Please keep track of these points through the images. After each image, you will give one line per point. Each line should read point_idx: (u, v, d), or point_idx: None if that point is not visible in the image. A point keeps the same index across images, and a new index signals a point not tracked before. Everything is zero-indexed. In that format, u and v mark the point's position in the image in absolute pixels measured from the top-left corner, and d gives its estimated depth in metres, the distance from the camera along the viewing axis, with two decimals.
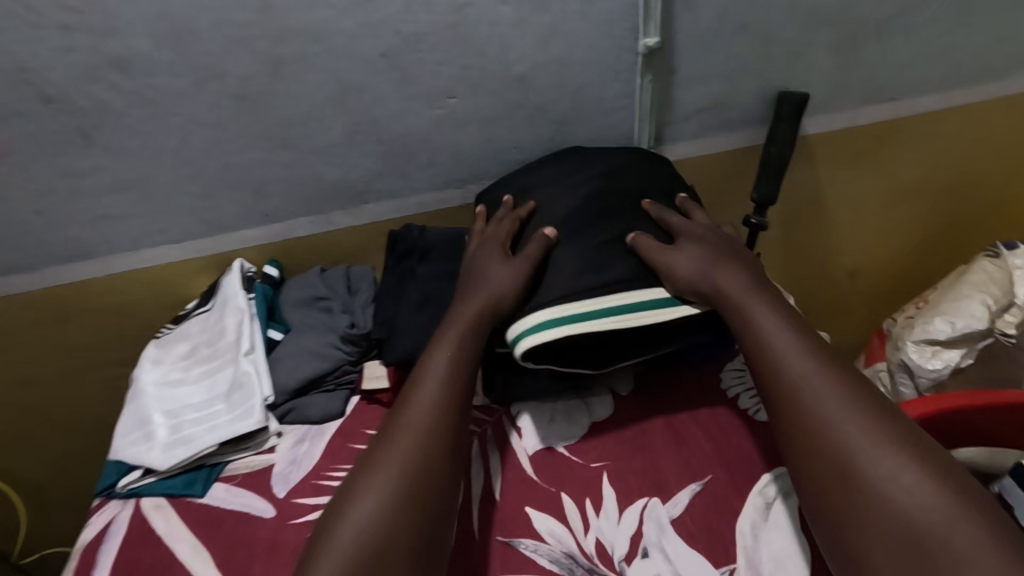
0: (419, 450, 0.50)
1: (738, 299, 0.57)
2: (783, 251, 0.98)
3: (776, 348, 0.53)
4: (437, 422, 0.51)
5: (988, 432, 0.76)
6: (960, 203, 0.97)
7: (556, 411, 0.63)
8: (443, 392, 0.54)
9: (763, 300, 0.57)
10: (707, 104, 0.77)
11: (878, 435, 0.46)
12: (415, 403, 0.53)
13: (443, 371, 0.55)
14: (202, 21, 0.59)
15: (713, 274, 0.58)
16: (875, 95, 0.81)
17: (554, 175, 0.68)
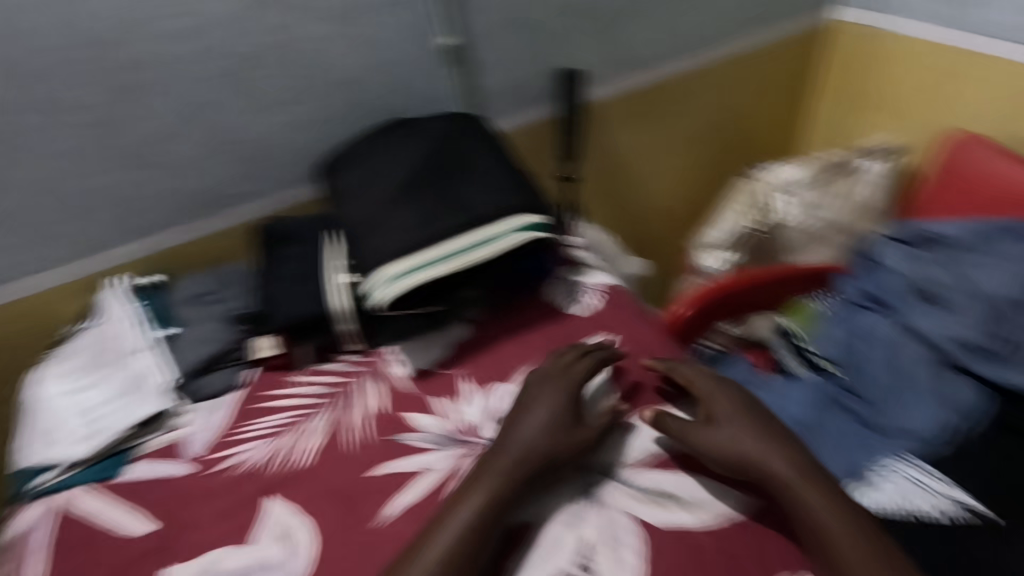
0: (487, 503, 0.56)
1: (786, 481, 0.57)
2: (602, 202, 1.18)
3: (802, 491, 0.56)
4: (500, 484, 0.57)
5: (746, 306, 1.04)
6: (717, 141, 1.25)
7: (423, 341, 0.79)
8: (471, 527, 0.54)
9: (810, 484, 0.57)
10: (507, 86, 0.96)
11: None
12: (484, 470, 0.59)
13: (511, 446, 0.60)
14: (50, 61, 0.68)
15: (759, 446, 0.59)
16: (633, 63, 1.05)
17: (388, 153, 0.83)
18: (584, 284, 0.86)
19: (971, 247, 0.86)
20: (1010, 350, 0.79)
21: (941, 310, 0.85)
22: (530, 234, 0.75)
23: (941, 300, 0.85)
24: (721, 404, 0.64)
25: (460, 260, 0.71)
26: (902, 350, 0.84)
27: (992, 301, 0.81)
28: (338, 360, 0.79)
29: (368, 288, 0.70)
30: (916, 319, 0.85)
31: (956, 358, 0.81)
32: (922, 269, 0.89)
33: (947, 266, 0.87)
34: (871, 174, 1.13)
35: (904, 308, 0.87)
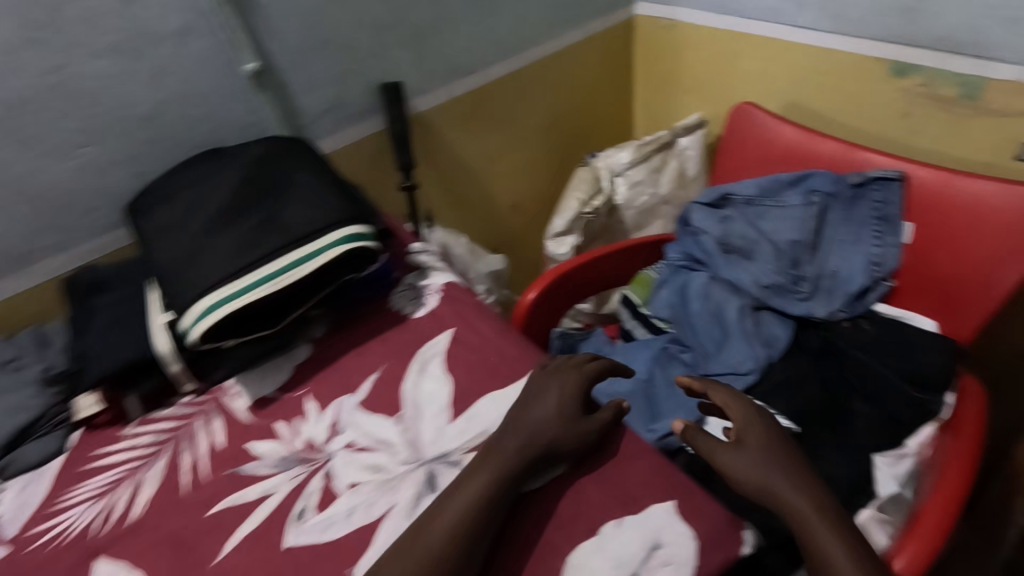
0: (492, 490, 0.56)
1: (801, 510, 0.60)
2: (451, 207, 1.23)
3: (811, 519, 0.59)
4: (509, 474, 0.57)
5: (590, 281, 1.11)
6: (550, 135, 1.34)
7: (265, 369, 0.77)
8: (468, 514, 0.54)
9: (829, 515, 0.59)
10: (329, 104, 0.96)
11: None
12: (493, 456, 0.58)
13: (514, 441, 0.59)
14: None
15: (774, 485, 0.62)
16: (456, 71, 1.09)
17: (201, 183, 0.81)
18: (424, 286, 0.87)
19: (762, 200, 0.97)
20: (801, 284, 0.92)
21: (748, 259, 0.96)
22: (351, 245, 0.74)
23: (748, 250, 0.96)
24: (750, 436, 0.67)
25: (278, 279, 0.70)
26: (723, 299, 0.95)
27: (784, 245, 0.93)
28: (173, 404, 0.75)
29: (184, 321, 0.68)
30: (729, 270, 0.96)
31: (765, 298, 0.93)
32: (728, 226, 0.98)
33: (747, 220, 0.97)
34: (686, 152, 1.25)
35: (719, 263, 0.97)
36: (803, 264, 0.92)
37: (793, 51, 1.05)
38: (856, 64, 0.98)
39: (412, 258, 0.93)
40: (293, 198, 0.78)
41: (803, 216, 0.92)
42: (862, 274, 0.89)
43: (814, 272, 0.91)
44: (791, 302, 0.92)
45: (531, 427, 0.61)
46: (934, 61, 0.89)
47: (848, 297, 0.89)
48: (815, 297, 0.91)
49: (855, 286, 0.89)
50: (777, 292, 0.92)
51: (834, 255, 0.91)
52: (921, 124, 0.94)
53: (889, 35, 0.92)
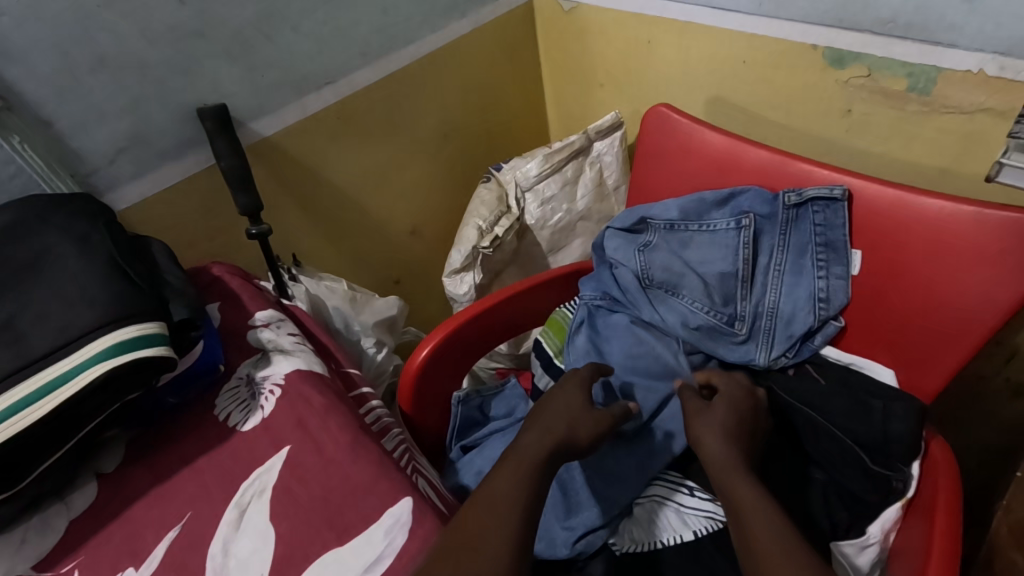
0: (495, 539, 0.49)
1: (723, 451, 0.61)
2: (330, 244, 1.02)
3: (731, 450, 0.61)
4: (515, 519, 0.51)
5: (495, 329, 0.92)
6: (451, 145, 1.13)
7: (28, 529, 0.56)
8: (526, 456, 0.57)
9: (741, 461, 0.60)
10: (125, 141, 0.73)
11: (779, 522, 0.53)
12: (488, 493, 0.53)
13: (502, 486, 0.54)
14: None
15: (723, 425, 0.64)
16: (306, 84, 0.87)
17: None
18: (260, 380, 0.67)
19: (685, 225, 0.79)
20: (737, 327, 0.76)
21: (673, 296, 0.79)
22: (120, 359, 0.54)
23: (673, 285, 0.78)
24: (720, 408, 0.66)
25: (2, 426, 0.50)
26: (650, 346, 0.78)
27: (713, 280, 0.76)
28: None
29: None
30: (654, 310, 0.80)
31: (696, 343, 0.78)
32: (650, 255, 0.80)
33: (670, 249, 0.79)
34: (603, 158, 1.08)
35: (641, 301, 0.81)
36: (737, 303, 0.76)
37: (712, 38, 0.88)
38: (786, 53, 0.81)
39: (257, 342, 0.72)
40: (60, 286, 0.58)
41: (733, 243, 0.76)
42: (806, 314, 0.72)
43: (750, 312, 0.75)
44: (726, 347, 0.77)
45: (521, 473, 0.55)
46: (875, 48, 0.73)
47: (791, 340, 0.73)
48: (755, 341, 0.75)
49: (798, 327, 0.73)
50: (709, 334, 0.77)
51: (772, 289, 0.75)
52: (864, 123, 0.79)
53: (820, 17, 0.76)
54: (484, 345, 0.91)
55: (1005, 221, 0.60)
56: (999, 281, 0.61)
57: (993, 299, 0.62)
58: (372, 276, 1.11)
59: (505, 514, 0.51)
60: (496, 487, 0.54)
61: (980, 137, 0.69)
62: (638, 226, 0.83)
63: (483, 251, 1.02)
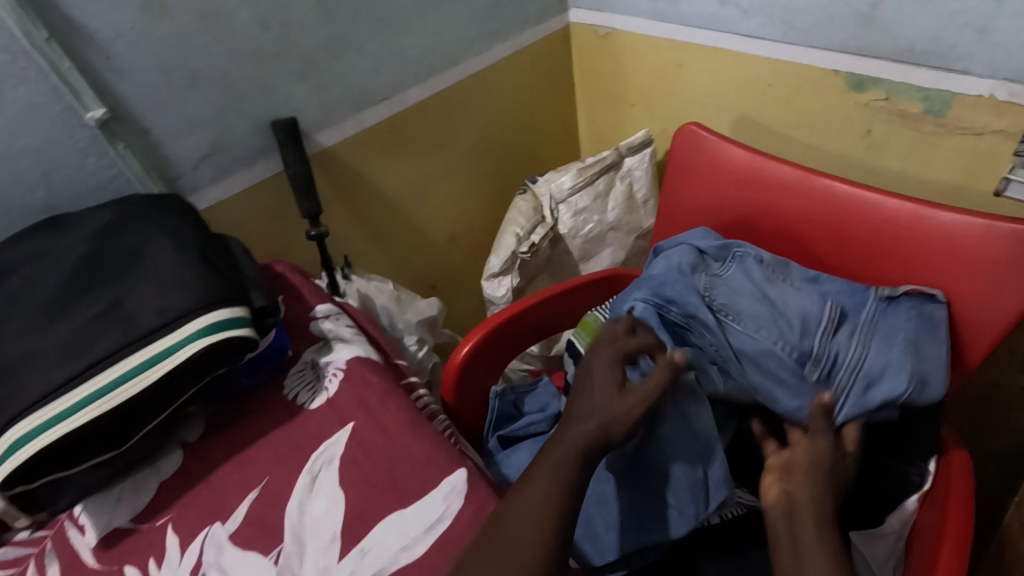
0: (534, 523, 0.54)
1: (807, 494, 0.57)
2: (378, 248, 1.10)
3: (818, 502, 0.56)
4: (556, 502, 0.56)
5: (529, 334, 0.98)
6: (490, 159, 1.21)
7: (124, 488, 0.63)
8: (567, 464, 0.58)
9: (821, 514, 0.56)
10: (207, 149, 0.82)
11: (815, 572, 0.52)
12: (530, 491, 0.56)
13: (546, 477, 0.58)
14: None
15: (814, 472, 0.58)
16: (365, 99, 0.96)
17: (30, 258, 0.67)
18: (322, 365, 0.74)
19: (773, 275, 0.72)
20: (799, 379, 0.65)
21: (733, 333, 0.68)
22: (209, 337, 0.61)
23: (747, 318, 0.68)
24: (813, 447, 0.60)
25: (116, 392, 0.58)
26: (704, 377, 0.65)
27: (798, 321, 0.67)
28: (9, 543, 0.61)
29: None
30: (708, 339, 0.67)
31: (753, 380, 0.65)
32: (719, 282, 0.72)
33: (755, 280, 0.71)
34: (633, 173, 1.15)
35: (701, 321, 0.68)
36: (812, 350, 0.66)
37: (741, 63, 0.95)
38: (810, 77, 0.87)
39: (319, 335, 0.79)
40: (160, 270, 0.66)
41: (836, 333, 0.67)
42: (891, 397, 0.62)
43: (824, 360, 0.65)
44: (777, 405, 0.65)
45: (560, 461, 0.59)
46: (895, 74, 0.79)
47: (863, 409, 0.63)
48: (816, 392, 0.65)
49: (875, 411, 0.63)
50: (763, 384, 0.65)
51: (856, 348, 0.66)
52: (884, 143, 0.84)
53: (842, 44, 0.82)
54: (519, 344, 0.98)
55: (1014, 232, 0.65)
56: (1011, 289, 0.66)
57: (1008, 305, 0.66)
58: (413, 278, 1.19)
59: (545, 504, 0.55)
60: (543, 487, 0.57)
61: (994, 156, 0.75)
62: (718, 253, 0.75)
63: (521, 256, 1.09)
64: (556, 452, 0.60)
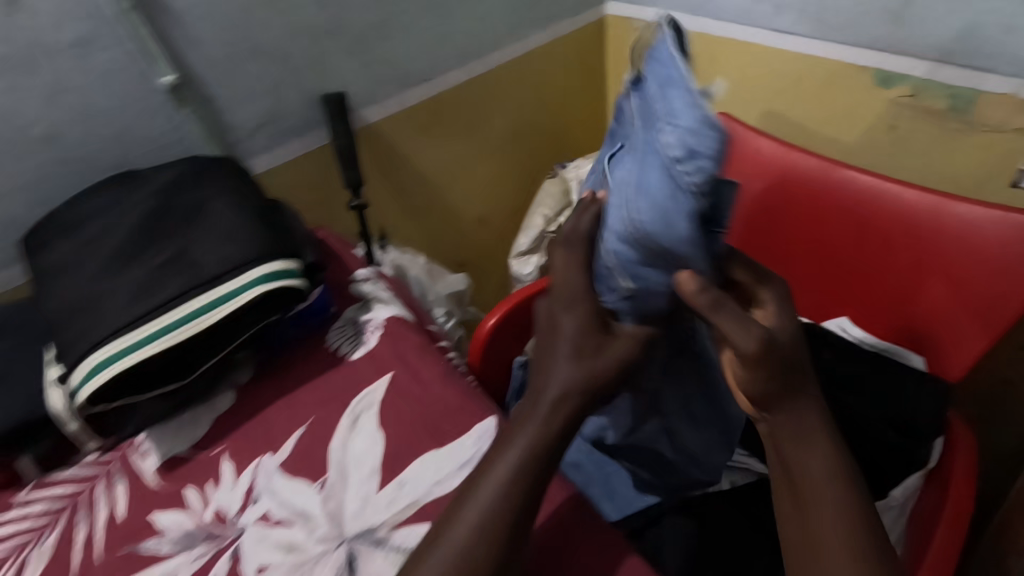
0: (503, 489, 0.50)
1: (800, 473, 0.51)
2: (411, 223, 1.15)
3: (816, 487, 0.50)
4: (538, 460, 0.51)
5: None
6: (522, 143, 1.25)
7: (182, 421, 0.69)
8: (548, 431, 0.52)
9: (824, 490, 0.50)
10: (262, 118, 0.88)
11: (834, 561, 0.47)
12: (498, 471, 0.51)
13: (529, 437, 0.51)
14: None
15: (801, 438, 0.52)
16: (408, 79, 1.01)
17: (103, 206, 0.73)
18: (362, 323, 0.79)
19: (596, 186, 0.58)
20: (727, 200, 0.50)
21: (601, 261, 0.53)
22: (266, 286, 0.66)
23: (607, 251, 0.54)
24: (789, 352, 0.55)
25: (185, 327, 0.63)
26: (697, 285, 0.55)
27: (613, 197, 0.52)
28: (75, 464, 0.67)
29: (79, 378, 0.61)
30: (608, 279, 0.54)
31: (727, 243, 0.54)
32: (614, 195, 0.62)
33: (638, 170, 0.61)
34: None
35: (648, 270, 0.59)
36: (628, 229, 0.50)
37: (771, 57, 0.98)
38: (838, 72, 0.90)
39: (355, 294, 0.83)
40: (222, 221, 0.71)
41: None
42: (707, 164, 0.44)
43: (661, 242, 0.48)
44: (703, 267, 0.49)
45: (555, 411, 0.52)
46: (921, 71, 0.82)
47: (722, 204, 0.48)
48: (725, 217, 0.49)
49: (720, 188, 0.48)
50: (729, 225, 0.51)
51: (633, 167, 0.50)
52: (907, 139, 0.87)
53: (870, 41, 0.85)
54: None
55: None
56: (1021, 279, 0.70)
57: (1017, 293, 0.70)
58: (443, 255, 1.23)
59: (521, 469, 0.50)
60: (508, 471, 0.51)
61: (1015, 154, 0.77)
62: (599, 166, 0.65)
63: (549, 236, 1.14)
64: (536, 407, 0.53)
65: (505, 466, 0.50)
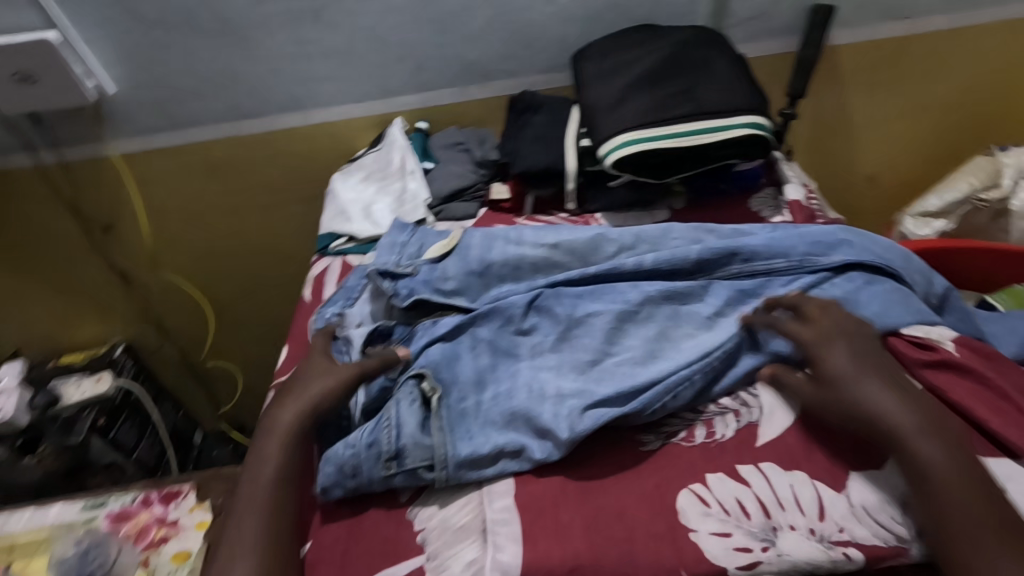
0: (269, 526, 0.54)
1: (889, 427, 0.52)
2: (812, 149, 1.21)
3: (920, 451, 0.51)
4: (274, 494, 0.56)
5: (945, 269, 0.99)
6: (962, 113, 1.19)
7: (627, 216, 0.91)
8: (287, 426, 0.59)
9: (923, 426, 0.52)
10: (755, 13, 1.01)
11: (972, 491, 0.49)
12: (272, 434, 0.59)
13: (292, 411, 0.60)
14: None
15: (859, 382, 0.55)
16: (890, 13, 1.04)
17: (636, 41, 0.94)
18: (782, 199, 0.89)
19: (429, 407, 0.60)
20: (486, 439, 0.58)
21: (591, 319, 0.66)
22: (752, 130, 0.81)
23: (659, 328, 0.65)
24: (891, 415, 0.53)
25: (685, 137, 0.80)
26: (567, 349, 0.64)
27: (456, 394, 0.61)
28: (554, 214, 0.94)
29: (604, 150, 0.82)
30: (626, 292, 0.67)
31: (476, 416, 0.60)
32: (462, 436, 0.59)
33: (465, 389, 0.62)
34: None
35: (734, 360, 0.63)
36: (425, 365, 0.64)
37: None
38: None
39: (772, 154, 0.93)
40: (720, 75, 0.87)
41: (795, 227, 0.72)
42: (501, 445, 0.57)
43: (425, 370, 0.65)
44: (383, 474, 0.57)
45: (276, 456, 0.58)
46: None
47: (451, 472, 0.56)
48: (433, 441, 0.57)
49: (423, 437, 0.58)
50: (518, 313, 0.66)
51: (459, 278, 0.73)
52: None
53: None
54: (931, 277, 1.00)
55: None
56: None
57: None
58: (825, 197, 1.28)
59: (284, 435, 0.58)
60: (270, 444, 0.58)
61: None
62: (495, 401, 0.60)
63: (973, 205, 1.07)
64: (303, 389, 0.61)
65: (260, 492, 0.56)
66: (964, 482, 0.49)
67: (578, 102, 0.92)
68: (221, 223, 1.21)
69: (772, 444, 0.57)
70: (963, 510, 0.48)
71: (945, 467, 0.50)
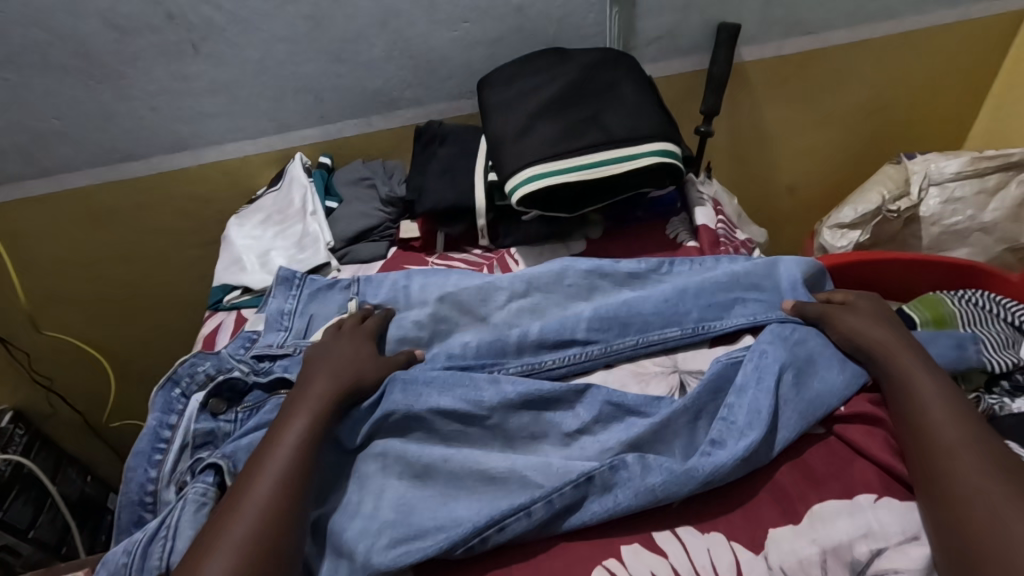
0: (263, 528, 0.48)
1: (896, 362, 0.59)
2: (730, 163, 1.21)
3: (919, 392, 0.56)
4: (287, 502, 0.50)
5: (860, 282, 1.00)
6: (869, 122, 1.21)
7: (543, 250, 0.87)
8: (309, 429, 0.55)
9: (924, 372, 0.57)
10: (663, 32, 0.99)
11: (965, 443, 0.52)
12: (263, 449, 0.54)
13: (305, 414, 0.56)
14: None
15: (876, 339, 0.61)
16: (795, 28, 1.05)
17: (542, 65, 0.90)
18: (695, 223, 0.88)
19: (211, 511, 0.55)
20: None
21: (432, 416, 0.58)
22: (661, 158, 0.78)
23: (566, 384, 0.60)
24: (894, 359, 0.59)
25: (591, 169, 0.77)
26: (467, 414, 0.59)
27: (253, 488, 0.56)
28: (467, 252, 0.89)
29: (510, 185, 0.78)
30: (507, 363, 0.64)
31: None
32: None
33: None
34: None
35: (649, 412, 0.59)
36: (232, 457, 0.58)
37: None
38: None
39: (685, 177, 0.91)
40: (627, 100, 0.84)
41: (693, 282, 0.68)
42: None
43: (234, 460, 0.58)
44: None
45: (282, 466, 0.52)
46: None
47: None
48: None
49: None
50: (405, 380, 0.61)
51: None
52: None
53: None
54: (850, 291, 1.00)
55: None
56: None
57: None
58: (748, 211, 1.29)
59: (301, 441, 0.54)
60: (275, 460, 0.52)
61: None
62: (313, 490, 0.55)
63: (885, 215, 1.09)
64: (314, 387, 0.59)
65: (268, 497, 0.50)
66: (969, 430, 0.53)
67: (484, 132, 0.87)
68: (111, 273, 1.10)
69: (688, 508, 0.54)
70: (943, 443, 0.52)
71: (936, 409, 0.54)
